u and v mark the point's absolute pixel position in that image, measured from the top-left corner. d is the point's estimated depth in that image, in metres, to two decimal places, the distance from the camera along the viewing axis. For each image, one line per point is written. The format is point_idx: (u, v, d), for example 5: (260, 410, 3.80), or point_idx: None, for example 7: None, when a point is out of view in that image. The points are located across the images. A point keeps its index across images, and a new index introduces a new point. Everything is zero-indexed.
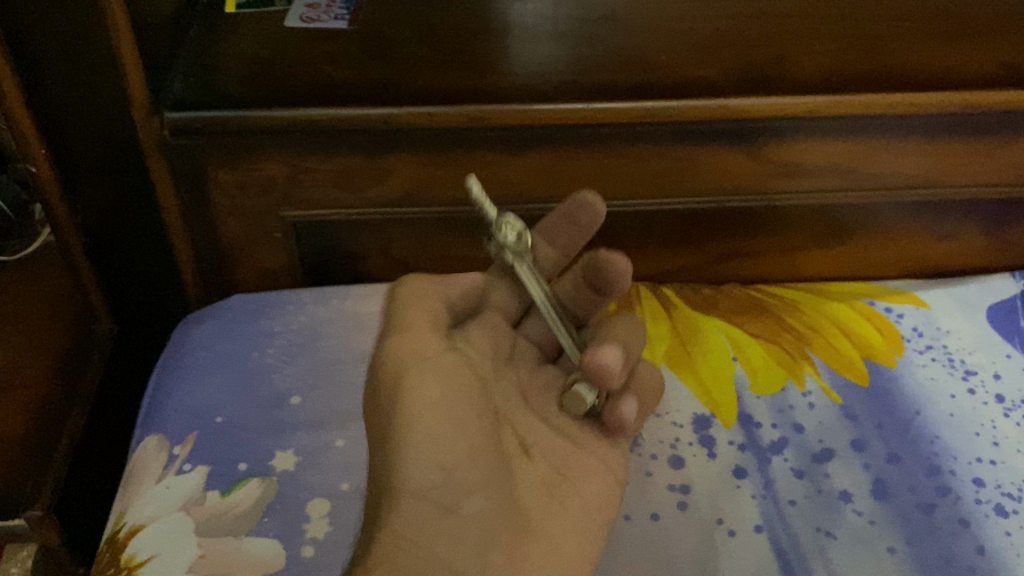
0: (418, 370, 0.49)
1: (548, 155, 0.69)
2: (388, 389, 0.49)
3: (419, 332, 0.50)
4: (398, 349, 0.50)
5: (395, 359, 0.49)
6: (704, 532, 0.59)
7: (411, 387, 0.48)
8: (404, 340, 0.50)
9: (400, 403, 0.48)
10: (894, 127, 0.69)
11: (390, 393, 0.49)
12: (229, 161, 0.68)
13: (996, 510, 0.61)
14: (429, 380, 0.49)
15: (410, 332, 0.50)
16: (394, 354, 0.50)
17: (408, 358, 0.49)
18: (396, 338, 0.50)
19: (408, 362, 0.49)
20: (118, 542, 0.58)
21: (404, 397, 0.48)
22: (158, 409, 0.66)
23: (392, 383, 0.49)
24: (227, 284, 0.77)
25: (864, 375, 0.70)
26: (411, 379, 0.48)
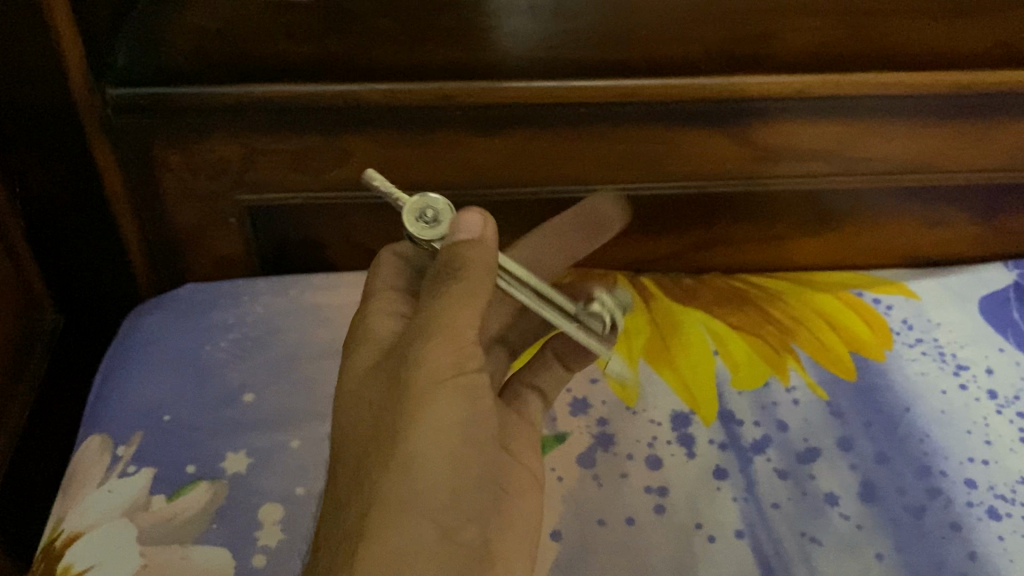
0: (448, 389, 0.42)
1: (518, 136, 0.66)
2: (410, 396, 0.41)
3: (455, 343, 0.42)
4: (429, 358, 0.42)
5: (429, 369, 0.41)
6: (682, 537, 0.56)
7: (436, 406, 0.41)
8: (436, 348, 0.42)
9: (422, 418, 0.41)
10: (884, 108, 0.66)
11: (410, 400, 0.41)
12: (178, 140, 0.64)
13: (989, 513, 0.58)
14: (456, 400, 0.42)
15: (445, 339, 0.42)
16: (420, 361, 0.42)
17: (440, 374, 0.42)
18: (429, 341, 0.42)
19: (440, 375, 0.42)
20: (54, 552, 0.54)
21: (427, 414, 0.41)
22: (101, 407, 0.62)
23: (417, 391, 0.41)
24: (179, 272, 0.72)
25: (851, 370, 0.67)
26: (426, 405, 0.41)
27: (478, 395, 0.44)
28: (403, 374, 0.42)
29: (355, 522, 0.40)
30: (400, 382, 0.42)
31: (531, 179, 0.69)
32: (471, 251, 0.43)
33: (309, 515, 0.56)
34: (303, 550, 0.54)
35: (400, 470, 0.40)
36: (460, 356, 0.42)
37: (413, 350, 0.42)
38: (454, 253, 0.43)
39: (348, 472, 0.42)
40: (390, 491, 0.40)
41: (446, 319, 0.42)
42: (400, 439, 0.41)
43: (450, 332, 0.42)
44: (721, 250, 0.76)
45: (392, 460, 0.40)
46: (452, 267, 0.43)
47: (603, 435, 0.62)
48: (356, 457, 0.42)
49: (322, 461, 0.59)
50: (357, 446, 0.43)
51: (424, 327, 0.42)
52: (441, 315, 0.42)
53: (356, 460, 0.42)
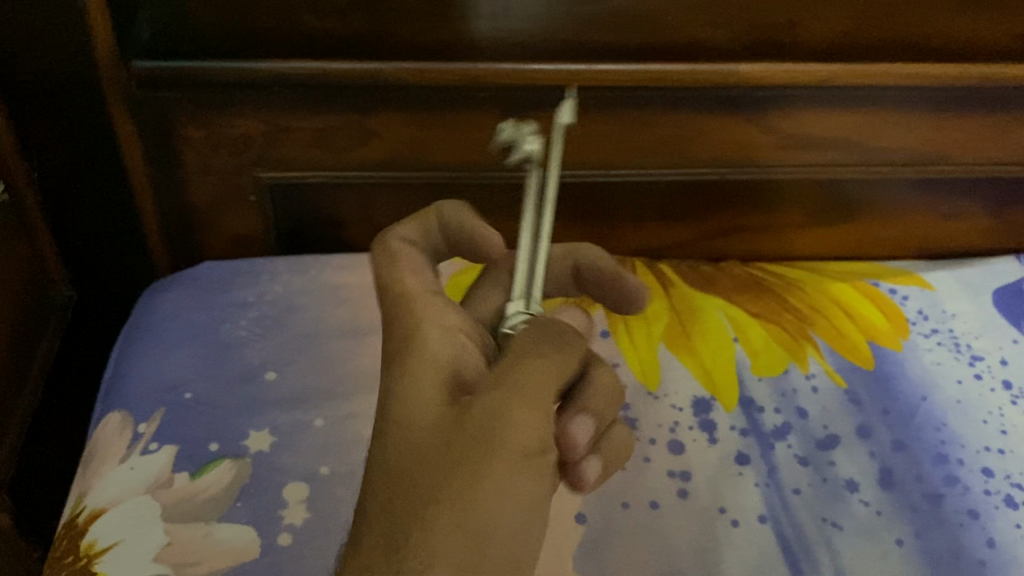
0: (529, 468, 0.34)
1: (543, 118, 0.65)
2: (490, 459, 0.33)
3: (543, 414, 0.35)
4: (521, 423, 0.34)
5: (519, 436, 0.34)
6: (705, 521, 0.56)
7: (517, 477, 0.34)
8: (528, 412, 0.35)
9: (498, 493, 0.33)
10: (905, 98, 0.66)
11: (495, 467, 0.33)
12: (201, 115, 0.63)
13: (1006, 502, 0.58)
14: (530, 488, 0.34)
15: (542, 408, 0.35)
16: (511, 425, 0.34)
17: (525, 444, 0.34)
18: (527, 405, 0.35)
19: (526, 448, 0.34)
20: (77, 528, 0.53)
21: (505, 490, 0.33)
22: (121, 385, 0.61)
23: (501, 459, 0.33)
24: (195, 250, 0.72)
25: (868, 359, 0.67)
26: (506, 473, 0.33)
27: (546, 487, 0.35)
28: (490, 433, 0.34)
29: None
30: (484, 444, 0.33)
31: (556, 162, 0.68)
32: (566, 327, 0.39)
33: (334, 494, 0.55)
34: (330, 528, 0.54)
35: (464, 548, 0.32)
36: (543, 433, 0.35)
37: (503, 406, 0.34)
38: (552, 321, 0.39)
39: (383, 519, 0.32)
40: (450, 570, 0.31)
41: (543, 380, 0.36)
42: (470, 513, 0.32)
43: (547, 399, 0.36)
44: (739, 237, 0.76)
45: (458, 533, 0.32)
46: (557, 335, 0.38)
47: (625, 419, 0.62)
48: (401, 504, 0.33)
49: (345, 440, 0.59)
50: (406, 493, 0.33)
51: (519, 383, 0.35)
52: (543, 374, 0.36)
53: (404, 511, 0.32)
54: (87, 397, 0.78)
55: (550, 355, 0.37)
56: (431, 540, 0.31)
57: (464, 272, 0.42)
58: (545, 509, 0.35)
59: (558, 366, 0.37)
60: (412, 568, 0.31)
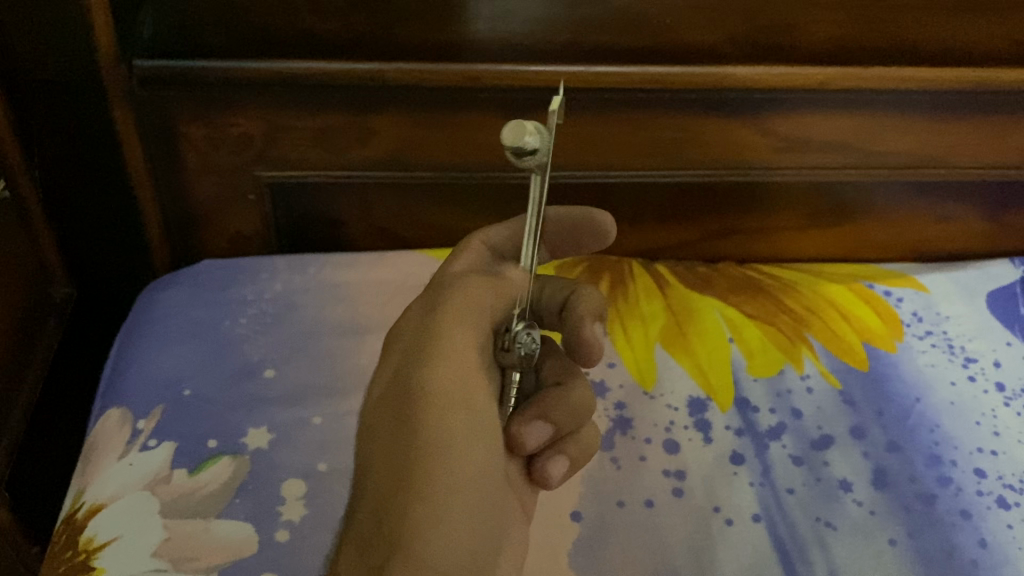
0: (462, 421, 0.40)
1: (542, 120, 0.66)
2: (421, 418, 0.39)
3: (464, 361, 0.40)
4: (438, 385, 0.39)
5: (442, 395, 0.39)
6: (700, 520, 0.56)
7: (454, 426, 0.39)
8: (443, 374, 0.40)
9: (436, 443, 0.39)
10: (902, 102, 0.67)
11: (427, 425, 0.39)
12: (203, 114, 0.63)
13: (998, 503, 0.59)
14: (469, 441, 0.40)
15: (450, 366, 0.40)
16: (432, 385, 0.39)
17: (454, 395, 0.40)
18: (443, 360, 0.40)
19: (452, 404, 0.39)
20: (76, 523, 0.54)
21: (442, 446, 0.39)
22: (120, 381, 0.61)
23: (431, 417, 0.39)
24: (196, 247, 0.72)
25: (863, 360, 0.68)
26: (439, 425, 0.39)
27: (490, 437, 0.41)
28: (412, 404, 0.39)
29: (384, 550, 0.37)
30: (410, 410, 0.39)
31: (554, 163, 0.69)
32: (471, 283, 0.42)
33: (332, 491, 0.56)
34: (329, 524, 0.54)
35: (420, 504, 0.37)
36: (467, 387, 0.40)
37: (421, 376, 0.40)
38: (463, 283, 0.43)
39: (357, 504, 0.39)
40: (413, 525, 0.37)
41: (455, 344, 0.40)
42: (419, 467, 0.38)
43: (459, 357, 0.40)
44: (736, 239, 0.77)
45: (407, 495, 0.38)
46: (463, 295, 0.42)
47: (621, 419, 0.62)
48: (361, 480, 0.39)
49: (344, 438, 0.59)
50: (366, 476, 0.39)
51: (431, 347, 0.40)
52: (451, 338, 0.41)
53: (369, 491, 0.38)
54: (86, 394, 0.79)
55: (460, 317, 0.41)
56: (390, 507, 0.37)
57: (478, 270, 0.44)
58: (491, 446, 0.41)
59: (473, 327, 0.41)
60: (383, 532, 0.37)
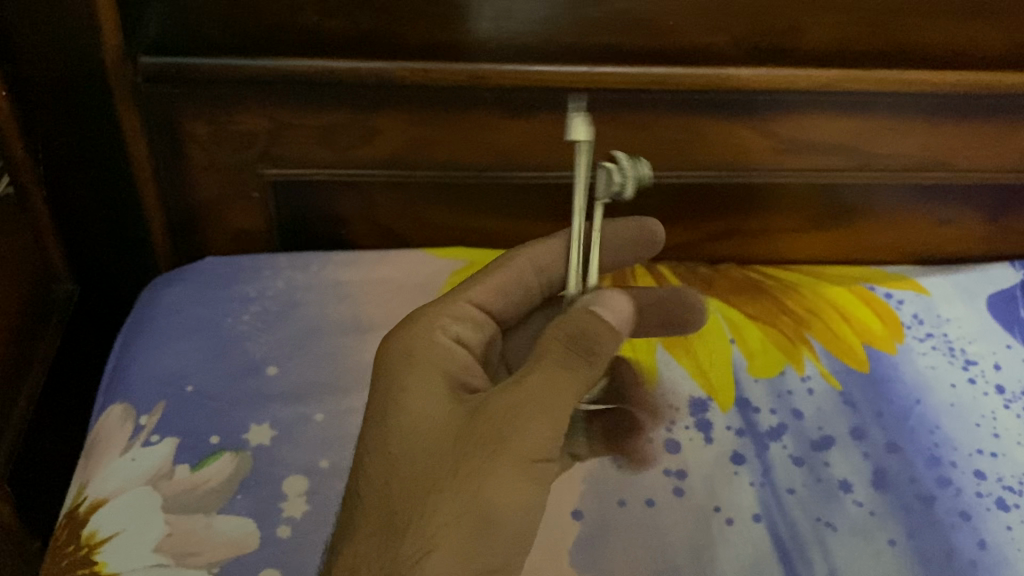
0: (532, 467, 0.41)
1: (545, 120, 0.66)
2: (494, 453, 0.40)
3: (556, 426, 0.42)
4: (526, 432, 0.41)
5: (526, 442, 0.41)
6: (701, 519, 0.57)
7: (514, 470, 0.41)
8: (537, 425, 0.41)
9: (497, 477, 0.40)
10: (903, 104, 0.67)
11: (499, 460, 0.40)
12: (206, 112, 0.64)
13: (997, 504, 0.59)
14: (529, 484, 0.41)
15: (549, 421, 0.41)
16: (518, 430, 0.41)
17: (533, 448, 0.41)
18: (539, 417, 0.41)
19: (530, 452, 0.41)
20: (77, 518, 0.54)
21: (507, 479, 0.40)
22: (123, 377, 0.62)
23: (505, 456, 0.40)
24: (198, 245, 0.72)
25: (864, 362, 0.68)
26: (502, 466, 0.40)
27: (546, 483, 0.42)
28: (496, 438, 0.41)
29: (414, 550, 0.39)
30: (494, 441, 0.40)
31: (556, 163, 0.69)
32: (602, 332, 0.43)
33: (334, 487, 0.56)
34: (330, 521, 0.54)
35: (465, 524, 0.40)
36: (552, 441, 0.42)
37: (518, 415, 0.41)
38: (592, 329, 0.43)
39: (392, 491, 0.41)
40: (451, 542, 0.39)
41: (556, 394, 0.42)
42: (469, 493, 0.40)
43: (558, 412, 0.42)
44: (737, 241, 0.77)
45: (450, 510, 0.40)
46: (586, 347, 0.43)
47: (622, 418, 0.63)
48: (406, 476, 0.41)
49: (346, 435, 0.59)
50: (414, 469, 0.41)
51: (536, 402, 0.41)
52: (555, 387, 0.42)
53: (413, 486, 0.41)
54: (87, 391, 0.79)
55: (571, 373, 0.43)
56: (439, 515, 0.40)
57: (487, 297, 0.52)
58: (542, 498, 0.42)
59: (576, 382, 0.43)
60: (417, 532, 0.40)
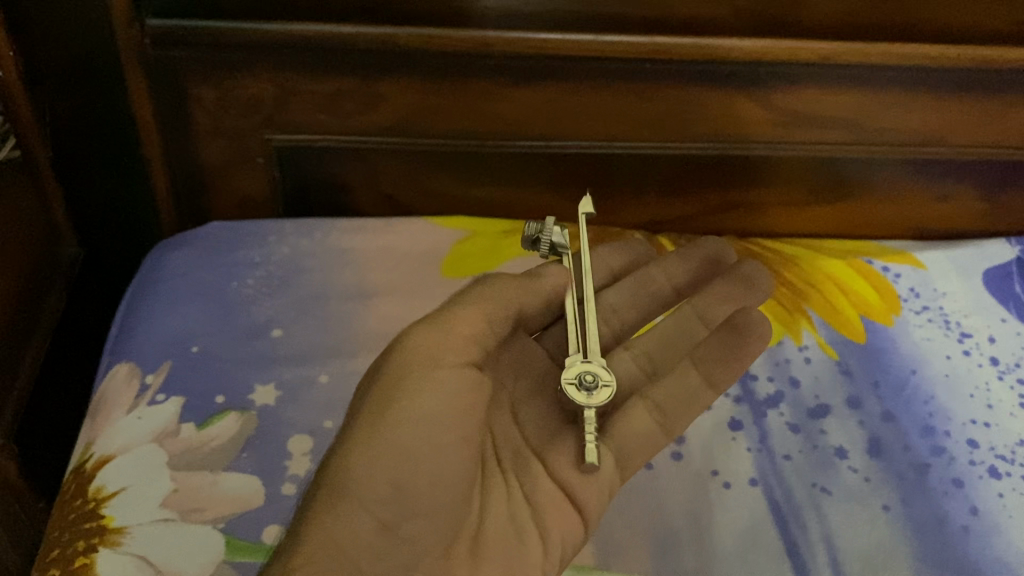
0: (424, 379, 0.47)
1: (549, 89, 0.67)
2: (388, 376, 0.48)
3: (450, 342, 0.49)
4: (419, 344, 0.49)
5: (417, 354, 0.48)
6: (698, 483, 0.58)
7: (412, 390, 0.47)
8: (427, 336, 0.49)
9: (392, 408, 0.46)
10: (903, 78, 0.68)
11: (385, 386, 0.47)
12: (212, 76, 0.64)
13: (989, 472, 0.60)
14: (425, 397, 0.47)
15: (438, 331, 0.49)
16: (410, 347, 0.49)
17: (419, 361, 0.48)
18: (423, 332, 0.49)
19: (423, 365, 0.48)
20: (85, 474, 0.54)
21: (402, 405, 0.46)
22: (128, 337, 0.62)
23: (397, 376, 0.47)
24: (203, 209, 0.73)
25: (861, 333, 0.69)
26: (395, 391, 0.47)
27: (463, 398, 0.47)
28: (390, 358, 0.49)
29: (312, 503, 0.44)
30: (384, 370, 0.48)
31: (559, 131, 0.70)
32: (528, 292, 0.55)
33: None
34: None
35: (360, 457, 0.45)
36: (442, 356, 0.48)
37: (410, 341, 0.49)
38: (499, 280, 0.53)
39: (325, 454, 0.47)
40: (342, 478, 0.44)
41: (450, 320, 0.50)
42: (366, 429, 0.46)
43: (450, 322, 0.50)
44: (738, 214, 0.77)
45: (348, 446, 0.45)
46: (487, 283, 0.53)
47: None
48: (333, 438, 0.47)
49: (349, 397, 0.60)
50: (343, 417, 0.49)
51: (431, 321, 0.50)
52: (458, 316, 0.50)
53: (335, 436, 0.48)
54: (86, 354, 0.80)
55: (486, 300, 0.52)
56: (339, 457, 0.45)
57: None
58: (450, 435, 0.46)
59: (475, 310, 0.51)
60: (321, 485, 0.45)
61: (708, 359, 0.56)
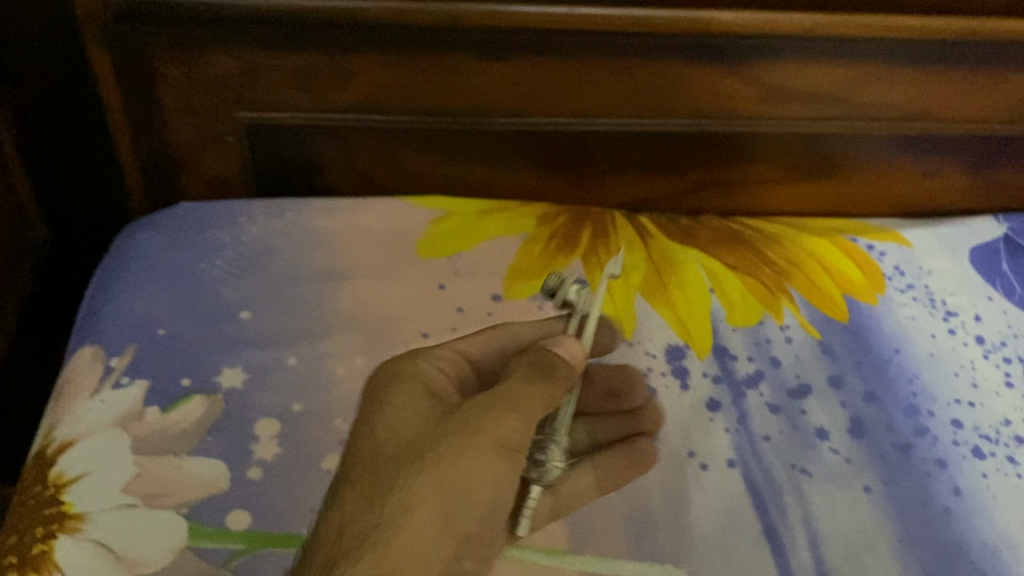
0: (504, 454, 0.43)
1: (525, 64, 0.65)
2: (459, 441, 0.42)
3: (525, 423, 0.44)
4: (496, 429, 0.43)
5: (496, 435, 0.43)
6: (676, 463, 0.56)
7: (483, 461, 0.42)
8: (503, 420, 0.43)
9: (473, 463, 0.42)
10: (888, 51, 0.66)
11: (459, 442, 0.42)
12: (178, 52, 0.63)
13: (973, 452, 0.59)
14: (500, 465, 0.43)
15: (518, 417, 0.43)
16: (488, 428, 0.43)
17: (502, 435, 0.43)
18: (499, 415, 0.43)
19: (498, 440, 0.43)
20: (46, 459, 0.53)
21: (483, 465, 0.42)
22: (93, 320, 0.61)
23: (475, 445, 0.42)
24: (173, 189, 0.72)
25: (844, 312, 0.67)
26: (469, 454, 0.42)
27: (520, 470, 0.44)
28: (459, 429, 0.43)
29: (370, 534, 0.40)
30: (459, 430, 0.42)
31: (536, 107, 0.68)
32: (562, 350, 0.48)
33: (304, 431, 0.55)
34: (300, 463, 0.54)
35: (430, 503, 0.41)
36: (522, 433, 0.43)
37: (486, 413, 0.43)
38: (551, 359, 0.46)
39: (368, 478, 0.42)
40: (413, 526, 0.40)
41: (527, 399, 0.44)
42: (443, 477, 0.41)
43: (528, 410, 0.44)
44: (720, 192, 0.76)
45: (425, 480, 0.41)
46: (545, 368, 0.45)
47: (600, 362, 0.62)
48: (382, 491, 0.41)
49: (319, 380, 0.58)
50: (391, 449, 0.43)
51: (499, 402, 0.43)
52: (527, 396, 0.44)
53: (385, 463, 0.42)
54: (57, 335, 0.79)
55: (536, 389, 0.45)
56: (412, 499, 0.41)
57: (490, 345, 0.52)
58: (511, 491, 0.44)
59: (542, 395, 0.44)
60: (383, 524, 0.40)
61: (608, 469, 0.55)
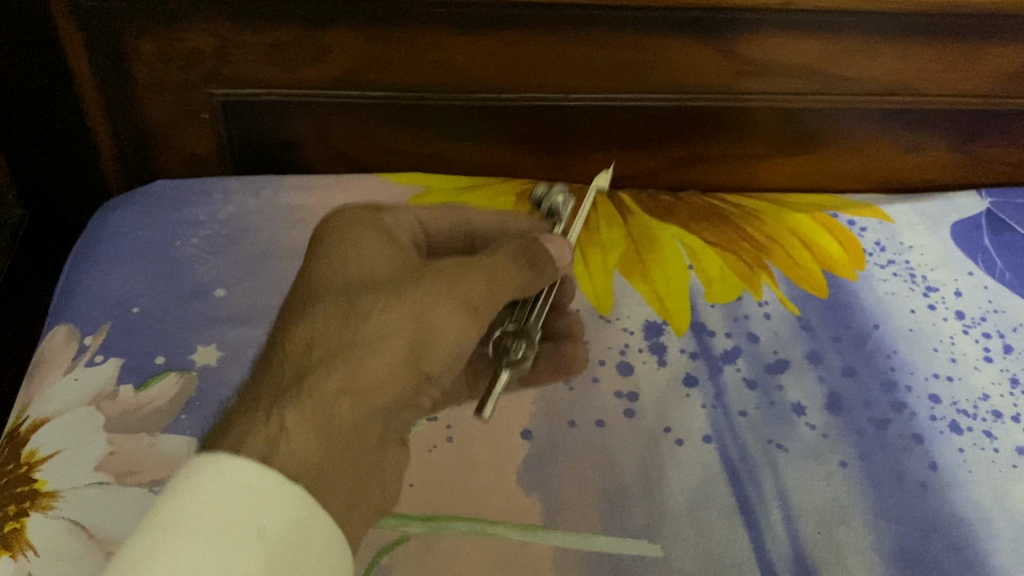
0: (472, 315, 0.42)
1: (501, 39, 0.65)
2: (430, 286, 0.41)
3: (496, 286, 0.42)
4: (473, 285, 0.42)
5: (472, 288, 0.42)
6: (650, 439, 0.56)
7: (449, 314, 0.41)
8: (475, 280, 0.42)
9: (440, 316, 0.41)
10: (868, 24, 0.66)
11: (430, 291, 0.41)
12: (150, 27, 0.62)
13: (951, 427, 0.58)
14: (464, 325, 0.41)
15: (484, 278, 0.42)
16: (464, 282, 0.42)
17: (469, 296, 0.41)
18: (474, 276, 0.42)
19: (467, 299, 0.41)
20: (20, 437, 0.53)
21: (450, 317, 0.41)
22: (69, 298, 0.61)
23: (445, 296, 0.41)
24: (150, 166, 0.72)
25: (823, 288, 0.67)
26: (437, 307, 0.41)
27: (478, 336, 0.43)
28: (434, 276, 0.42)
29: (322, 361, 0.38)
30: (432, 283, 0.41)
31: (514, 83, 0.68)
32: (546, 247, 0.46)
33: None
34: None
35: (389, 341, 0.39)
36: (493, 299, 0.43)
37: (464, 266, 0.42)
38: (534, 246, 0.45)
39: (323, 313, 0.40)
40: (367, 360, 0.38)
41: (502, 271, 0.43)
42: (408, 320, 0.40)
43: (500, 276, 0.43)
44: (701, 167, 0.76)
45: (387, 317, 0.39)
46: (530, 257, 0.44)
47: None
48: (340, 321, 0.39)
49: None
50: (349, 286, 0.41)
51: (474, 265, 0.43)
52: (503, 270, 0.43)
53: (344, 300, 0.40)
54: None
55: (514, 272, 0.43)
56: (371, 332, 0.39)
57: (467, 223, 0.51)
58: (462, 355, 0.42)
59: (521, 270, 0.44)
60: (334, 354, 0.38)
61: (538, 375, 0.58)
